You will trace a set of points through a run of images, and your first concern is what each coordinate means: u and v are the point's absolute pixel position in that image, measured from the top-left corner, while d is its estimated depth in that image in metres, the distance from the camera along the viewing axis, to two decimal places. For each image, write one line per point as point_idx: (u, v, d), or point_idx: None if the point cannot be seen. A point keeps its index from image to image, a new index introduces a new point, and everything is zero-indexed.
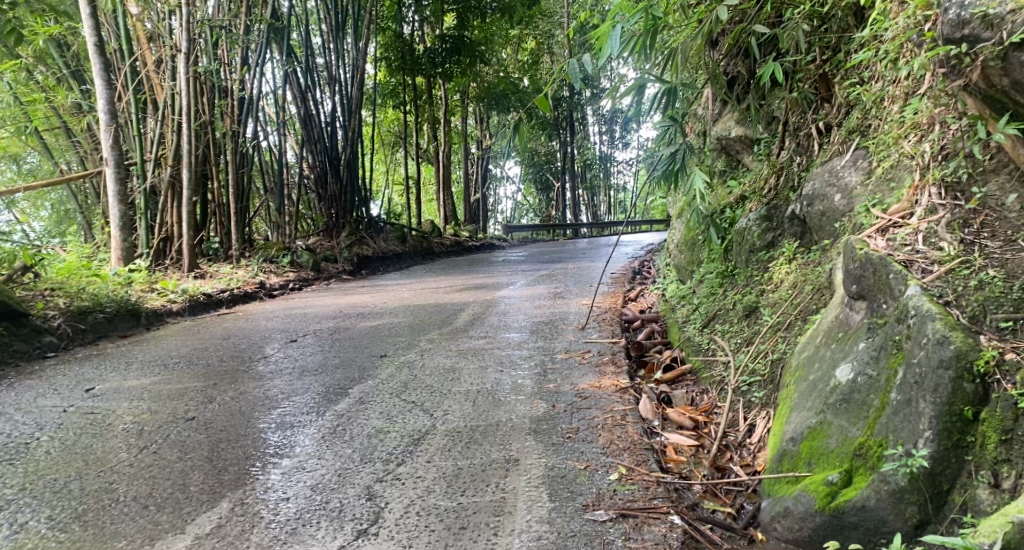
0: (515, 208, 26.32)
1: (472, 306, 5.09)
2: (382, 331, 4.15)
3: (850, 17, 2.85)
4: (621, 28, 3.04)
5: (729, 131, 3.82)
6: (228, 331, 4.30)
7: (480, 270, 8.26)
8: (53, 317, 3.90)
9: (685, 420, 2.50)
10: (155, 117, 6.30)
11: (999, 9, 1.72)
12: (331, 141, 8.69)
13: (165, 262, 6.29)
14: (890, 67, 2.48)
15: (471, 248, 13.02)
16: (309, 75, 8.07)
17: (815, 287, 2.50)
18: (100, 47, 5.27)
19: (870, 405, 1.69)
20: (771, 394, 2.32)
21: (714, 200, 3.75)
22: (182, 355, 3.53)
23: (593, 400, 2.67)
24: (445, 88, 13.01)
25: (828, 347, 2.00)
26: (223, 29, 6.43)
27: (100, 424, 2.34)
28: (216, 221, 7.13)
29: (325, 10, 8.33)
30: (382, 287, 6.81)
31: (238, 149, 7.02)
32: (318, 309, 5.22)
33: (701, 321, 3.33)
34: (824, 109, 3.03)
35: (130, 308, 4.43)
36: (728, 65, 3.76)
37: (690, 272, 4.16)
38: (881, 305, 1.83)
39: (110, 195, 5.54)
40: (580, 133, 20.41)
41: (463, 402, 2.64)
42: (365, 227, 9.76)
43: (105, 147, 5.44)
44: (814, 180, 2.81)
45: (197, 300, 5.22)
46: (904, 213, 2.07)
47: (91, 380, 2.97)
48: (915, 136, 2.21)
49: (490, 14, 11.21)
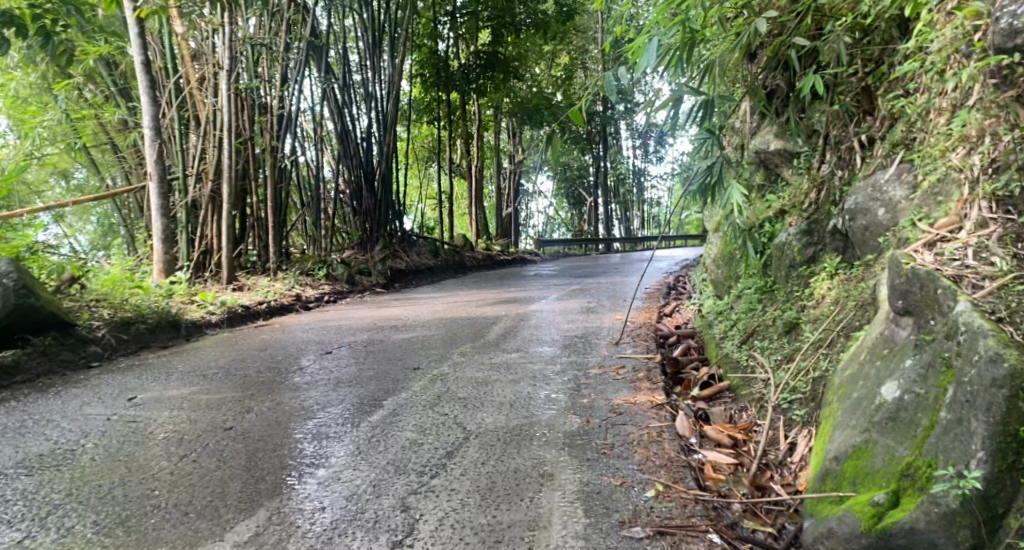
0: (547, 223, 26.44)
1: (504, 320, 5.11)
2: (415, 344, 4.18)
3: (894, 29, 2.82)
4: (656, 41, 3.05)
5: (767, 143, 3.75)
6: (265, 342, 4.38)
7: (513, 284, 8.28)
8: (97, 327, 4.03)
9: (723, 437, 2.46)
10: (197, 134, 6.50)
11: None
12: (367, 156, 8.84)
13: (205, 275, 6.49)
14: (936, 78, 2.43)
15: (504, 263, 13.08)
16: (346, 91, 8.28)
17: (859, 303, 2.45)
18: (147, 66, 5.47)
19: (918, 424, 1.64)
20: (813, 412, 2.26)
21: (752, 214, 3.70)
22: (221, 365, 3.60)
23: (629, 415, 2.65)
24: (479, 103, 13.13)
25: (872, 365, 1.95)
26: (263, 47, 6.65)
27: (141, 432, 2.40)
28: (255, 235, 7.31)
29: (362, 28, 8.51)
30: (415, 300, 6.87)
31: (278, 165, 7.16)
32: (353, 322, 5.29)
33: (739, 337, 3.27)
34: (867, 122, 2.98)
35: (171, 319, 4.55)
36: (766, 79, 3.69)
37: (727, 287, 4.11)
38: (929, 321, 1.77)
39: (154, 209, 5.72)
40: (613, 148, 20.42)
41: (497, 415, 2.65)
42: (399, 241, 9.90)
43: (150, 162, 5.63)
44: (855, 194, 2.74)
45: (236, 312, 5.35)
46: (953, 227, 2.01)
47: (134, 389, 3.05)
48: (963, 149, 2.16)
49: (526, 31, 11.21)
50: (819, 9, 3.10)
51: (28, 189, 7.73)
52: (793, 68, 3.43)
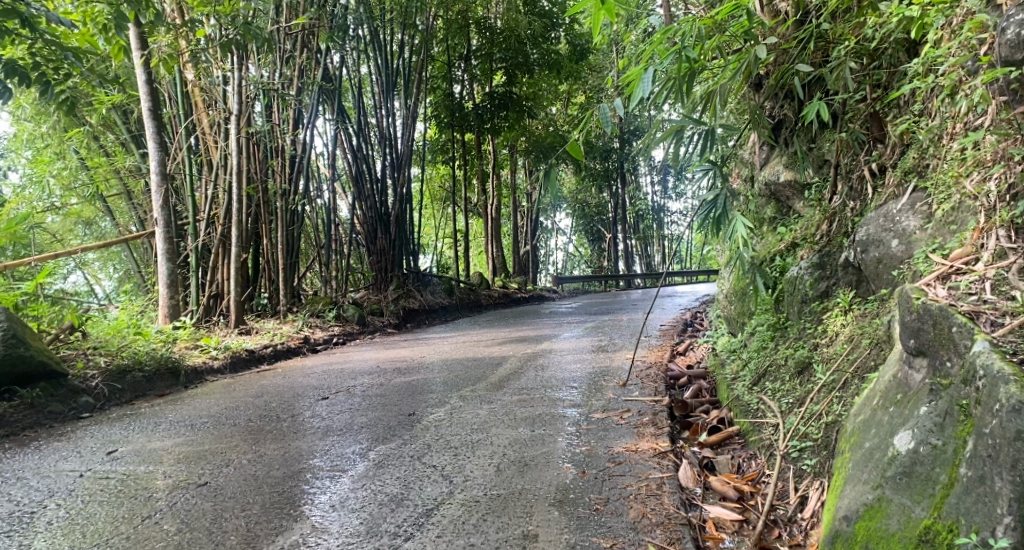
0: (568, 259, 26.42)
1: (511, 360, 4.97)
2: (414, 388, 4.06)
3: (901, 52, 2.69)
4: (652, 71, 2.88)
5: (777, 175, 3.57)
6: (263, 388, 4.32)
7: (526, 322, 8.13)
8: (92, 377, 4.06)
9: (728, 490, 2.28)
10: (208, 178, 6.62)
11: None
12: (381, 198, 8.85)
13: (214, 318, 6.50)
14: (946, 101, 2.28)
15: (521, 300, 12.97)
16: (361, 134, 8.34)
17: (873, 341, 2.27)
18: (154, 112, 5.65)
19: (936, 481, 1.45)
20: (825, 462, 2.07)
21: (765, 249, 3.54)
22: (211, 415, 3.54)
23: (628, 465, 2.47)
24: (495, 142, 13.24)
25: (885, 411, 1.77)
26: (277, 92, 6.79)
27: (109, 491, 2.46)
28: (266, 278, 7.32)
29: (376, 71, 8.62)
30: (425, 340, 6.76)
31: (289, 207, 7.19)
32: (357, 364, 5.20)
33: (751, 379, 3.08)
34: (877, 150, 2.82)
35: (170, 366, 4.55)
36: (773, 109, 3.56)
37: (740, 323, 3.92)
38: (944, 363, 1.60)
39: (159, 254, 5.78)
40: (631, 185, 20.37)
41: (487, 467, 2.52)
42: (414, 280, 9.78)
43: (156, 207, 5.73)
44: (867, 225, 2.58)
45: (239, 356, 5.35)
46: (968, 259, 1.84)
47: (117, 441, 3.17)
48: (979, 174, 2.00)
49: (538, 71, 11.37)
50: (822, 36, 2.99)
51: (48, 238, 7.94)
52: (799, 96, 3.29)
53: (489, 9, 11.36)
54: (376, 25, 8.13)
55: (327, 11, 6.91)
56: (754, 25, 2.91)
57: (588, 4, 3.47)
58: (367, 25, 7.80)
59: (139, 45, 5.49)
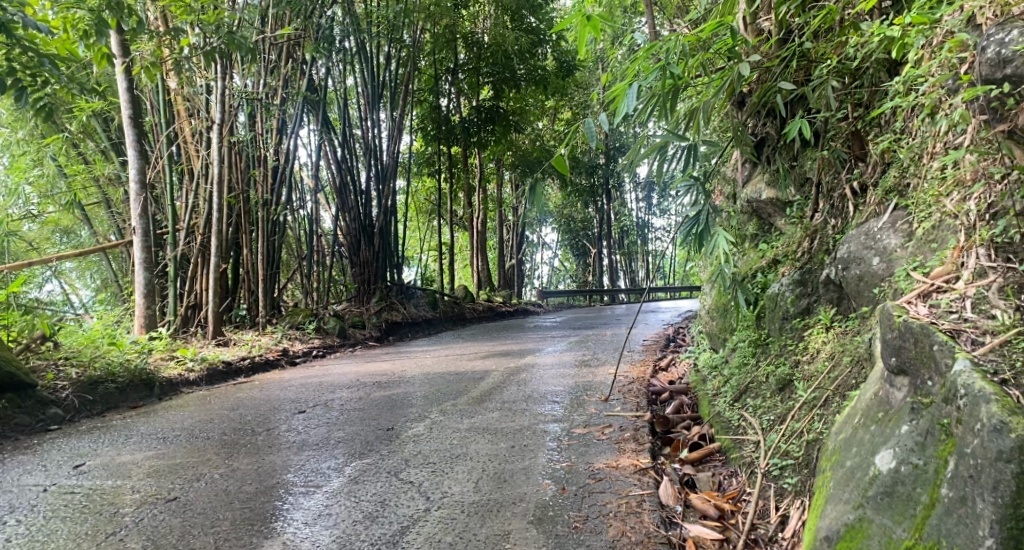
0: (552, 274, 26.49)
1: (493, 375, 4.91)
2: (394, 402, 4.00)
3: (882, 72, 2.69)
4: (637, 86, 2.88)
5: (760, 192, 3.58)
6: (239, 402, 4.24)
7: (509, 337, 8.07)
8: (62, 388, 3.99)
9: (709, 507, 2.25)
10: (189, 187, 6.55)
11: None
12: (365, 209, 8.79)
13: (191, 329, 6.41)
14: (926, 121, 2.30)
15: (505, 314, 12.91)
16: (346, 145, 8.30)
17: (854, 359, 2.26)
18: (134, 120, 5.60)
19: (917, 501, 1.43)
20: (806, 481, 2.05)
21: (747, 266, 3.55)
22: (183, 430, 3.46)
23: (609, 482, 2.44)
24: (481, 156, 13.24)
25: (866, 429, 1.75)
26: (260, 101, 6.73)
27: (73, 506, 2.39)
28: (246, 288, 7.22)
29: (362, 83, 8.57)
30: (406, 353, 6.69)
31: (270, 217, 7.12)
32: (337, 377, 5.13)
33: (732, 395, 3.06)
34: (858, 168, 2.83)
35: (144, 377, 4.48)
36: (756, 126, 3.57)
37: (722, 339, 3.90)
38: (926, 382, 1.58)
39: (136, 263, 5.70)
40: (616, 200, 20.47)
41: (465, 483, 2.49)
42: (397, 293, 9.72)
43: (134, 216, 5.65)
44: (848, 243, 2.59)
45: (215, 369, 5.27)
46: (949, 277, 1.84)
47: (85, 455, 3.09)
48: (959, 194, 2.00)
49: (525, 86, 11.42)
50: (804, 55, 3.01)
51: (24, 245, 7.82)
52: (781, 114, 3.31)
53: (476, 24, 11.41)
54: (363, 38, 8.09)
55: (313, 22, 6.88)
56: (738, 42, 2.92)
57: (574, 20, 3.48)
58: (354, 37, 7.79)
59: (120, 51, 5.42)
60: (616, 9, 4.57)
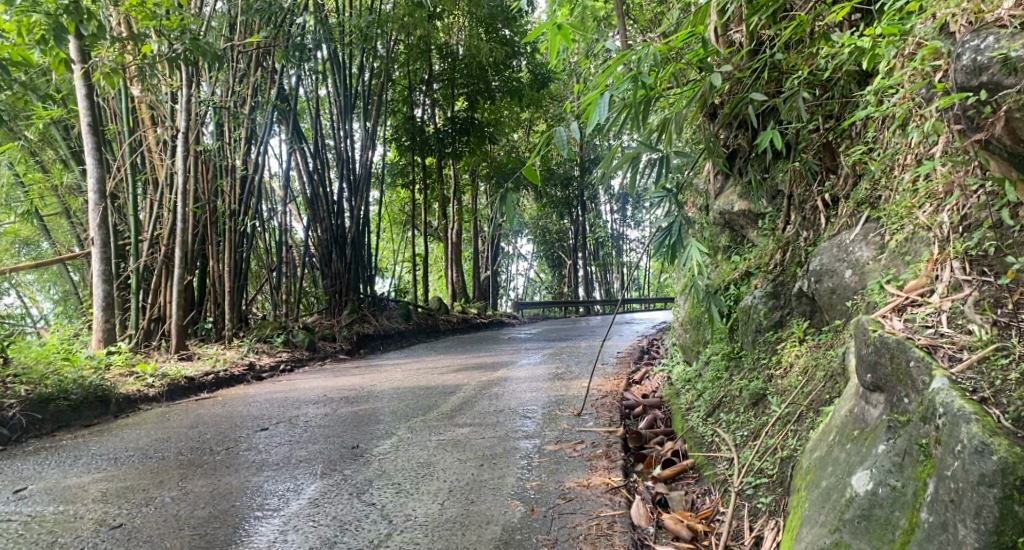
0: (528, 285, 26.51)
1: (465, 389, 4.80)
2: (361, 418, 3.86)
3: (852, 84, 2.68)
4: (609, 96, 2.81)
5: (732, 205, 3.55)
6: (199, 419, 4.08)
7: (483, 349, 7.96)
8: (8, 407, 3.76)
9: (681, 529, 2.17)
10: (152, 196, 6.36)
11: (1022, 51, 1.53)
12: (337, 221, 8.63)
13: (153, 343, 6.20)
14: (897, 133, 2.28)
15: (479, 326, 12.80)
16: (318, 156, 8.14)
17: (828, 373, 2.21)
18: (93, 127, 5.40)
19: (896, 525, 1.38)
20: (781, 500, 1.99)
21: (719, 278, 3.51)
22: (136, 451, 3.30)
23: (579, 502, 2.36)
24: (456, 167, 13.16)
25: (842, 448, 1.70)
26: (228, 109, 6.56)
27: (8, 536, 2.24)
28: (211, 301, 7.02)
29: (335, 93, 8.43)
30: (377, 367, 6.54)
31: (237, 228, 6.94)
32: (303, 392, 4.97)
33: (706, 410, 3.01)
34: (830, 180, 2.81)
35: (99, 394, 4.30)
36: (728, 138, 3.55)
37: (695, 352, 3.85)
38: (902, 399, 1.53)
39: (94, 275, 5.49)
40: (591, 212, 20.54)
41: (430, 505, 2.39)
42: (369, 304, 9.55)
43: (93, 227, 5.46)
44: (820, 255, 2.55)
45: (177, 384, 5.08)
46: (923, 290, 1.80)
47: (27, 478, 2.91)
48: (931, 206, 1.97)
49: (499, 98, 11.42)
50: (776, 66, 2.99)
51: None
52: (753, 126, 3.28)
53: (451, 35, 11.37)
54: (336, 48, 7.97)
55: (283, 30, 6.74)
56: (709, 52, 2.88)
57: (546, 29, 3.41)
58: (327, 46, 7.67)
59: (80, 57, 5.23)
60: (589, 20, 4.53)
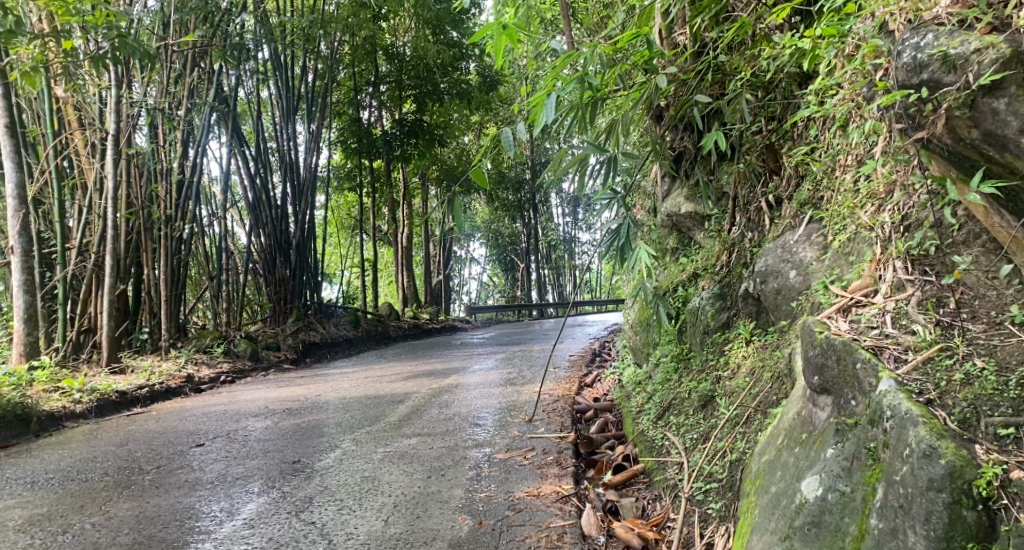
0: (482, 287, 26.58)
1: (414, 397, 4.68)
2: (305, 431, 3.70)
3: (794, 85, 2.69)
4: (556, 96, 2.72)
5: (679, 206, 3.54)
6: (130, 436, 3.84)
7: (434, 355, 7.83)
8: None
9: (632, 537, 2.12)
10: (81, 201, 6.00)
11: (961, 49, 1.54)
12: (281, 225, 8.33)
13: (83, 356, 5.85)
14: (838, 134, 2.30)
15: (431, 331, 12.64)
16: (259, 159, 7.83)
17: (775, 375, 2.20)
18: (11, 128, 5.07)
19: (846, 532, 1.36)
20: (730, 505, 1.96)
21: (668, 280, 3.50)
22: (56, 474, 3.07)
23: (529, 513, 2.28)
24: (406, 170, 12.96)
25: (790, 451, 1.67)
26: (162, 110, 6.26)
27: None
28: (146, 310, 6.67)
29: (276, 94, 8.12)
30: (324, 376, 6.33)
31: (173, 234, 6.60)
32: (243, 404, 4.75)
33: (656, 413, 2.98)
34: (773, 182, 2.83)
35: (19, 412, 4.01)
36: (674, 140, 3.53)
37: (645, 354, 3.84)
38: (850, 401, 1.52)
39: (14, 286, 5.13)
40: (544, 215, 20.65)
41: (375, 520, 2.28)
42: (316, 312, 9.29)
43: (13, 234, 5.10)
44: (766, 256, 2.55)
45: (108, 399, 4.79)
46: (867, 290, 1.81)
47: None
48: (872, 206, 1.99)
49: (449, 100, 11.27)
50: (719, 68, 2.98)
51: None
52: (699, 128, 3.28)
53: (397, 37, 11.21)
54: (278, 48, 7.68)
55: (221, 29, 6.44)
56: (654, 54, 2.85)
57: (492, 29, 3.31)
58: (267, 47, 7.40)
59: None
60: (536, 21, 4.46)
